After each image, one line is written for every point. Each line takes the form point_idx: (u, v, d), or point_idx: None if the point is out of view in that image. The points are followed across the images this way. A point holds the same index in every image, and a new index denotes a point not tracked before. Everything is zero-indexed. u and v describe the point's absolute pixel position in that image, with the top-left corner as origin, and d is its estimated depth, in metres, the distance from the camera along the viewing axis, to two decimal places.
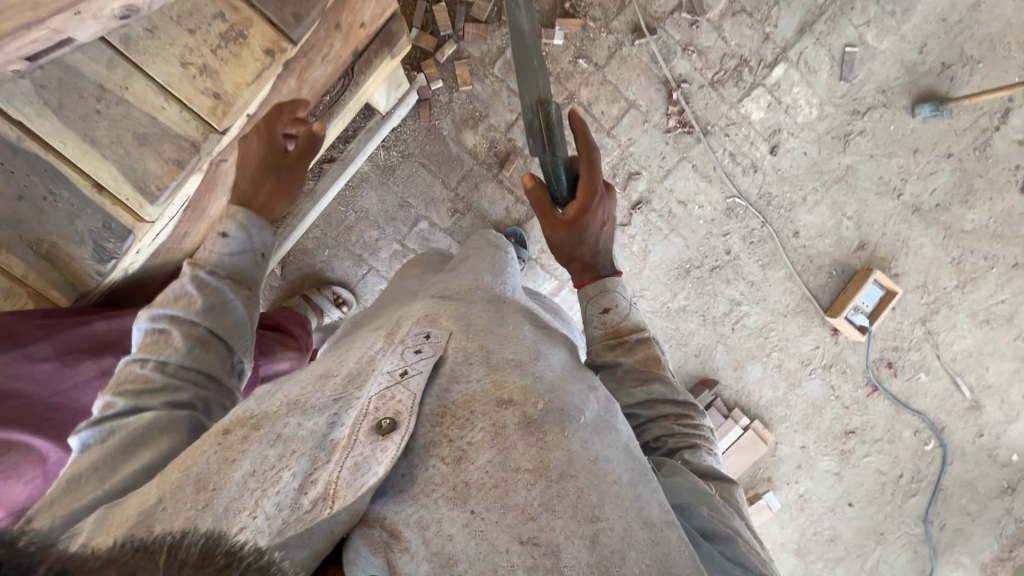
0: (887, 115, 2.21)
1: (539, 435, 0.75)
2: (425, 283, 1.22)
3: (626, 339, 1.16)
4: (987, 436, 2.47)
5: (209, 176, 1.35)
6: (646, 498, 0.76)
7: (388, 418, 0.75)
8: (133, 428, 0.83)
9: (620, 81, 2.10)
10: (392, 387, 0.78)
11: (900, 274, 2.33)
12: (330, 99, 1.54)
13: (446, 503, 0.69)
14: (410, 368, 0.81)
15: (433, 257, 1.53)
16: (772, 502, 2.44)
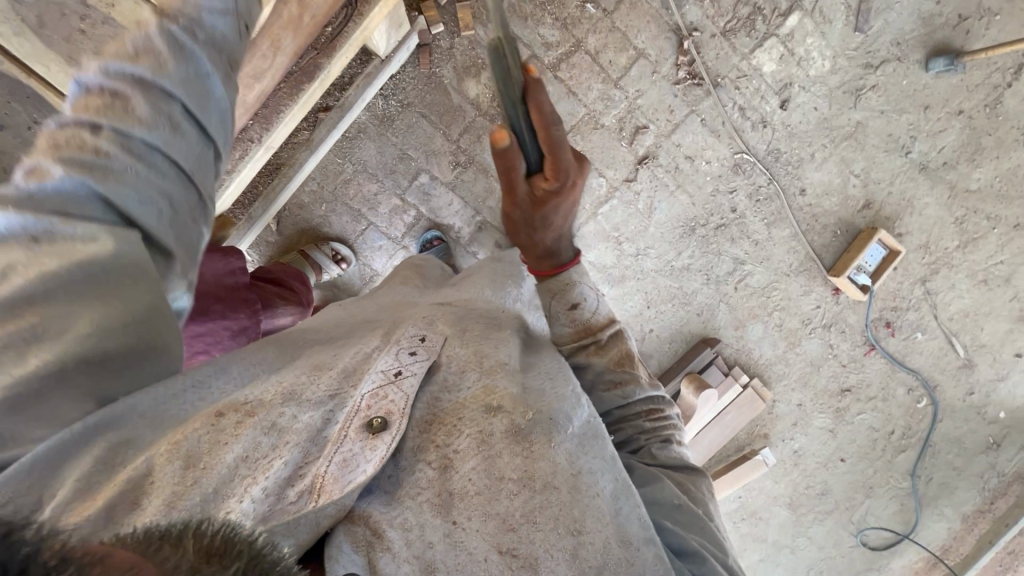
0: (901, 69, 2.15)
1: (526, 446, 0.83)
2: (425, 293, 1.28)
3: (599, 339, 1.20)
4: (976, 394, 2.52)
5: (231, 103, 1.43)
6: (625, 512, 0.86)
7: (378, 418, 0.82)
8: (92, 227, 0.68)
9: (630, 29, 2.01)
10: (385, 386, 0.86)
11: (903, 234, 2.32)
12: (332, 30, 1.26)
13: (434, 510, 0.78)
14: (405, 368, 0.89)
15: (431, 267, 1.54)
16: (768, 458, 2.48)
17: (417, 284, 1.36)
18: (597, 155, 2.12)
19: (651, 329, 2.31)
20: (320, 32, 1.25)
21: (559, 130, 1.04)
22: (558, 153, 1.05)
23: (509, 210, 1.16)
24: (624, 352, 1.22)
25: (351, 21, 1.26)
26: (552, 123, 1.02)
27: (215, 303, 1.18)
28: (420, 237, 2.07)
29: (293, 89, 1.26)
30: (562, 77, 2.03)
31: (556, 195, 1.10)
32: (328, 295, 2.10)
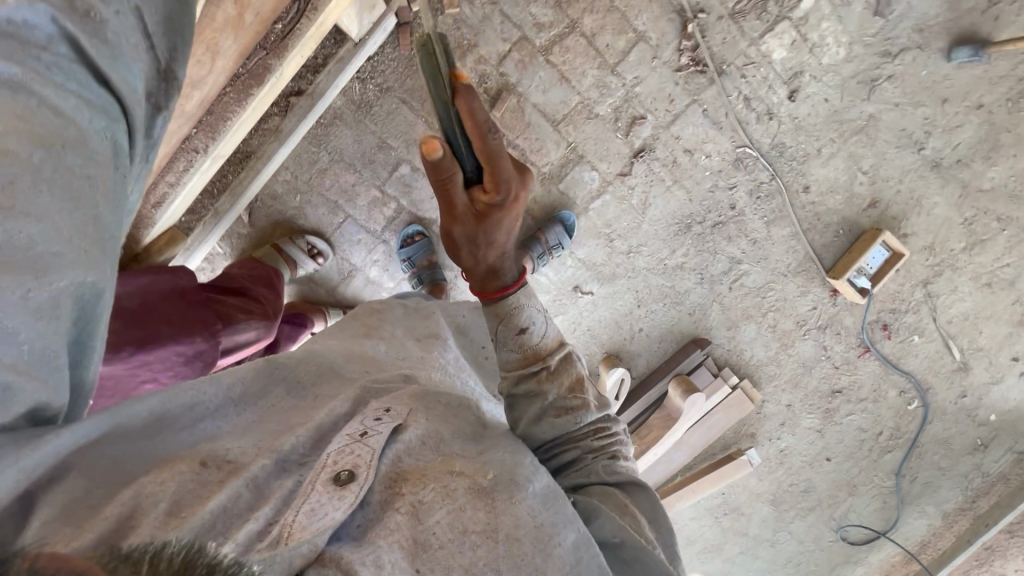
0: (920, 58, 1.98)
1: (488, 501, 0.80)
2: (391, 356, 1.26)
3: (547, 365, 1.12)
4: (969, 396, 2.43)
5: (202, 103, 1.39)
6: (586, 560, 0.81)
7: (346, 470, 0.78)
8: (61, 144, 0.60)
9: (629, 8, 1.84)
10: (351, 444, 0.83)
11: (908, 235, 2.21)
12: (285, 28, 1.30)
13: (399, 552, 0.73)
14: (371, 429, 0.87)
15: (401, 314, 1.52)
16: (754, 457, 2.47)
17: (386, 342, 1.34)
18: (591, 146, 2.00)
19: (641, 329, 2.25)
20: (270, 30, 1.30)
21: (496, 139, 0.95)
22: (496, 162, 0.95)
23: (447, 227, 1.03)
24: (574, 376, 1.16)
25: (304, 18, 1.30)
26: (488, 130, 0.94)
27: (168, 326, 1.13)
28: (401, 231, 1.96)
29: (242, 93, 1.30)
30: (555, 61, 1.88)
31: (499, 209, 0.98)
32: (306, 290, 2.02)
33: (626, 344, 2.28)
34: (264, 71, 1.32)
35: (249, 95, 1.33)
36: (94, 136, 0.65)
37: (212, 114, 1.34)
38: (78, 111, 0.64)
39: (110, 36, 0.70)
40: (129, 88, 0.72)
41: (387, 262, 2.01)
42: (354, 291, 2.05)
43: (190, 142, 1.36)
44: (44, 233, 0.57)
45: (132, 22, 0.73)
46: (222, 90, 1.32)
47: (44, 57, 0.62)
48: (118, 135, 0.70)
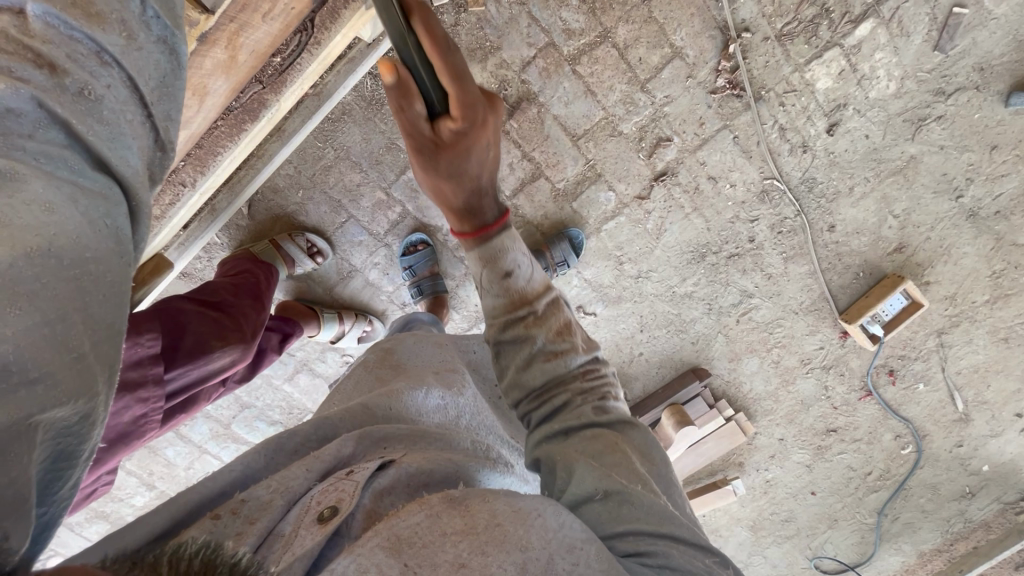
0: (976, 100, 1.80)
1: (464, 506, 0.71)
2: (406, 384, 1.16)
3: (535, 309, 0.99)
4: (965, 446, 2.37)
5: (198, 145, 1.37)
6: (569, 523, 0.72)
7: (329, 506, 0.73)
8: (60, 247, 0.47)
9: (669, 22, 1.71)
10: (336, 482, 0.78)
11: (930, 284, 2.07)
12: (284, 61, 1.32)
13: (383, 553, 0.64)
14: (358, 467, 0.81)
15: (420, 344, 1.36)
16: (738, 488, 2.50)
17: (399, 375, 1.22)
18: (610, 165, 1.91)
19: (641, 352, 2.22)
20: (267, 64, 1.32)
21: (458, 57, 0.84)
22: (461, 81, 0.85)
23: (412, 160, 0.96)
24: (564, 322, 1.02)
25: (306, 52, 1.32)
26: (446, 48, 0.83)
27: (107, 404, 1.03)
28: (405, 238, 1.91)
29: (235, 128, 1.35)
30: (582, 72, 1.77)
31: (466, 136, 0.91)
32: (304, 287, 1.98)
33: (623, 367, 2.26)
34: (258, 106, 1.35)
35: (241, 130, 1.36)
36: (88, 228, 0.50)
37: (202, 147, 1.37)
38: (72, 203, 0.49)
39: (107, 113, 0.56)
40: (129, 170, 0.58)
41: (388, 266, 1.96)
42: (353, 291, 2.00)
43: (178, 176, 1.38)
44: (23, 359, 0.42)
45: (128, 90, 0.59)
46: (213, 123, 1.35)
47: (28, 145, 0.48)
48: (121, 222, 0.55)
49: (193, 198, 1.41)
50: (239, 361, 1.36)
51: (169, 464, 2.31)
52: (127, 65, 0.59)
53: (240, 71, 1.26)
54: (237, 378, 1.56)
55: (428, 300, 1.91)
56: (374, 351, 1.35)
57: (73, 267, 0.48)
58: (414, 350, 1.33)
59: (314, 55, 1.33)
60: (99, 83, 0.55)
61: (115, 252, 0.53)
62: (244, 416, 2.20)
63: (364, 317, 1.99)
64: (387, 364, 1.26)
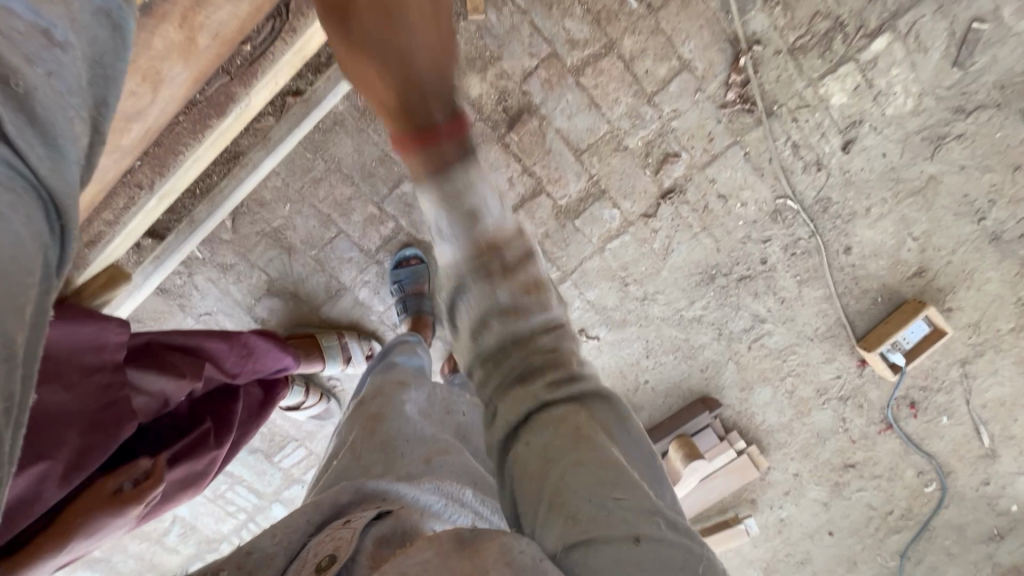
0: (997, 118, 1.72)
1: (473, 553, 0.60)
2: (401, 446, 0.97)
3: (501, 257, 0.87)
4: (992, 485, 2.22)
5: (159, 156, 1.29)
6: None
7: (328, 556, 0.65)
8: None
9: (677, 33, 1.65)
10: (335, 531, 0.71)
11: (952, 310, 1.96)
12: (253, 50, 1.26)
13: None
14: (355, 516, 0.74)
15: (408, 398, 1.11)
16: (751, 526, 2.34)
17: (387, 436, 0.99)
18: (615, 182, 1.82)
19: (646, 380, 2.09)
20: (237, 52, 1.25)
21: None
22: None
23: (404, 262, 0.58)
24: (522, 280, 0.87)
25: (279, 39, 1.26)
26: None
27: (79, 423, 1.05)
28: (397, 253, 1.81)
29: (197, 124, 1.27)
30: (585, 84, 1.70)
31: None
32: (290, 306, 1.87)
33: (628, 396, 2.13)
34: (226, 99, 1.27)
35: (205, 125, 1.28)
36: (25, 247, 0.53)
37: (162, 146, 1.29)
38: (9, 217, 0.52)
39: (39, 112, 0.56)
40: (65, 181, 0.59)
41: (379, 285, 1.86)
42: (342, 311, 1.89)
43: (135, 176, 1.30)
44: None
45: (76, 74, 0.60)
46: (177, 119, 1.27)
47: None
48: (48, 240, 0.57)
49: (151, 202, 1.32)
50: (174, 399, 1.30)
51: None
52: (75, 41, 0.60)
53: (199, 57, 1.16)
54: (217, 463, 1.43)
55: (411, 319, 1.81)
56: (359, 416, 1.08)
57: (4, 291, 0.50)
58: (405, 410, 1.07)
59: (287, 43, 1.26)
60: (39, 76, 0.56)
61: (40, 276, 0.55)
62: None
63: (364, 338, 1.89)
64: (376, 424, 1.02)
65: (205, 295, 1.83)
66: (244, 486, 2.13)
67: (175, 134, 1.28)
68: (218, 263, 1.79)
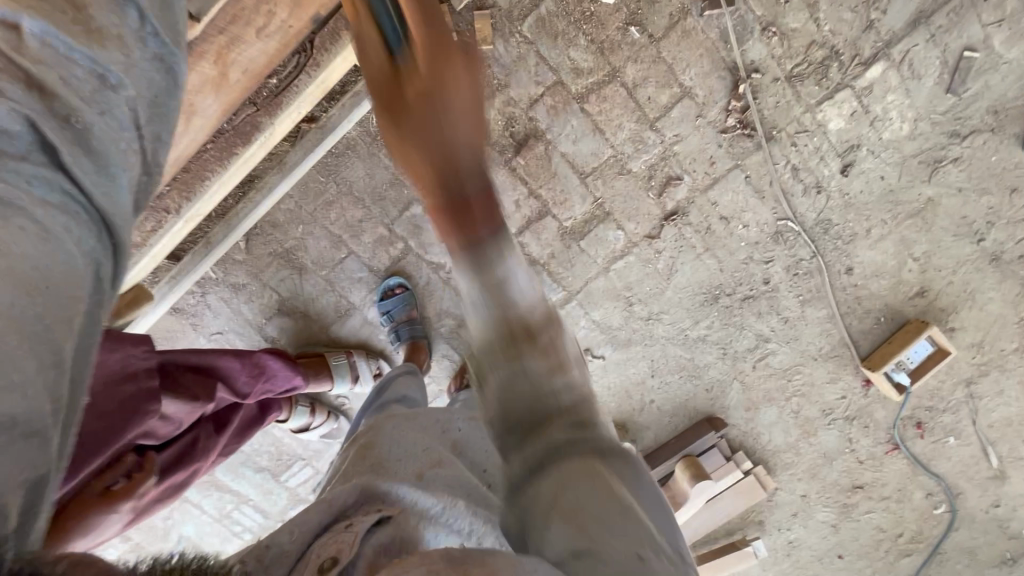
0: (991, 142, 1.76)
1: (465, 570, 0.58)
2: (403, 467, 0.96)
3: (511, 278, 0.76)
4: (1002, 506, 2.20)
5: (185, 178, 1.33)
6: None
7: (329, 558, 0.68)
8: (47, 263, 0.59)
9: (678, 62, 1.71)
10: (337, 534, 0.73)
11: (955, 330, 1.97)
12: (279, 83, 1.31)
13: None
14: (357, 521, 0.77)
15: (406, 425, 1.10)
16: (760, 550, 2.31)
17: (387, 459, 0.98)
18: (619, 204, 1.86)
19: (652, 400, 2.10)
20: (264, 85, 1.31)
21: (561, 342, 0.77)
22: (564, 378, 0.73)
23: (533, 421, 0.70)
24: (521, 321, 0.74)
25: (304, 72, 1.31)
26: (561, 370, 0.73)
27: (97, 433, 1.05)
28: (382, 283, 1.84)
29: (225, 153, 1.32)
30: (590, 110, 1.75)
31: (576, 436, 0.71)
32: (299, 325, 1.90)
33: (634, 415, 2.13)
34: (252, 128, 1.32)
35: (232, 153, 1.33)
36: (76, 255, 0.63)
37: (190, 172, 1.33)
38: (65, 230, 0.62)
39: (95, 141, 0.67)
40: (115, 205, 0.69)
41: None
42: (350, 330, 1.92)
43: (163, 202, 1.34)
44: (29, 412, 0.55)
45: (128, 111, 0.72)
46: (204, 146, 1.32)
47: (25, 169, 0.60)
48: (102, 257, 0.68)
49: (175, 226, 1.36)
50: (189, 421, 1.33)
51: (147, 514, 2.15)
52: (127, 81, 0.72)
53: (230, 89, 1.23)
54: (199, 474, 1.43)
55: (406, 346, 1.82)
56: (354, 446, 1.08)
57: (60, 295, 0.60)
58: (400, 435, 1.07)
59: (312, 76, 1.31)
60: (95, 113, 0.67)
61: (92, 281, 0.66)
62: (228, 462, 2.06)
63: (372, 357, 1.91)
64: (371, 452, 1.01)
65: (217, 314, 1.86)
66: (249, 506, 2.13)
67: (201, 160, 1.33)
68: (230, 283, 1.83)
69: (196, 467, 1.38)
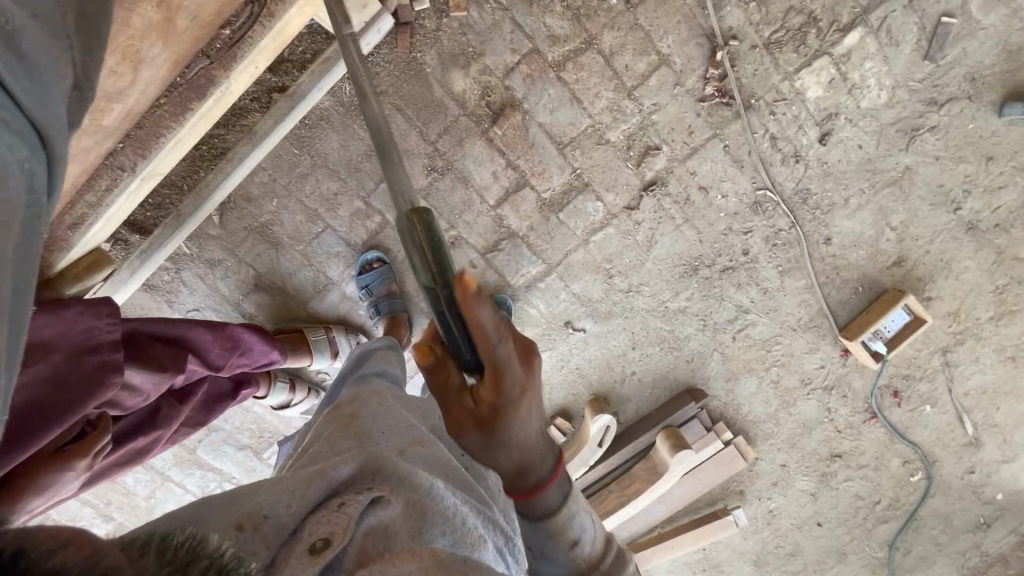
0: (968, 110, 1.76)
1: None
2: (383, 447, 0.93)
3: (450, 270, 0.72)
4: (977, 473, 2.24)
5: (141, 135, 1.29)
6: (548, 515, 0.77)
7: (320, 539, 0.65)
8: None
9: (655, 29, 1.69)
10: (329, 513, 0.70)
11: (931, 299, 1.99)
12: (233, 34, 1.27)
13: None
14: (350, 500, 0.74)
15: (385, 404, 1.08)
16: (740, 518, 2.35)
17: (365, 436, 0.96)
18: (598, 175, 1.85)
19: (633, 372, 2.11)
20: (216, 36, 1.27)
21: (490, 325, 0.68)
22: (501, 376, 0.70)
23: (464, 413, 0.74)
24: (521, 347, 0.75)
25: (258, 24, 1.27)
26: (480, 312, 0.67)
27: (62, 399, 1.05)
28: (361, 256, 1.82)
29: (178, 107, 1.29)
30: (567, 79, 1.73)
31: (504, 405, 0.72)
32: (277, 301, 1.88)
33: (615, 388, 2.14)
34: (206, 83, 1.29)
35: (187, 108, 1.29)
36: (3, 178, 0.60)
37: (143, 128, 1.29)
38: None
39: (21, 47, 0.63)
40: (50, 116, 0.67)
41: None
42: (329, 306, 1.90)
43: (117, 159, 1.30)
44: None
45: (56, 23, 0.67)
46: (157, 101, 1.28)
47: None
48: (35, 167, 0.66)
49: (133, 184, 1.32)
50: (157, 391, 1.31)
51: (128, 493, 2.15)
52: None
53: (178, 37, 1.19)
54: (161, 441, 1.42)
55: (385, 321, 1.81)
56: (332, 417, 1.05)
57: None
58: (380, 414, 1.04)
59: (266, 27, 1.28)
60: (17, 12, 0.62)
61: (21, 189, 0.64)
62: (209, 440, 2.05)
63: (351, 333, 1.90)
64: (352, 425, 0.99)
65: (193, 291, 1.84)
66: (232, 483, 2.13)
67: (155, 114, 1.29)
68: (205, 259, 1.80)
69: (157, 435, 1.37)
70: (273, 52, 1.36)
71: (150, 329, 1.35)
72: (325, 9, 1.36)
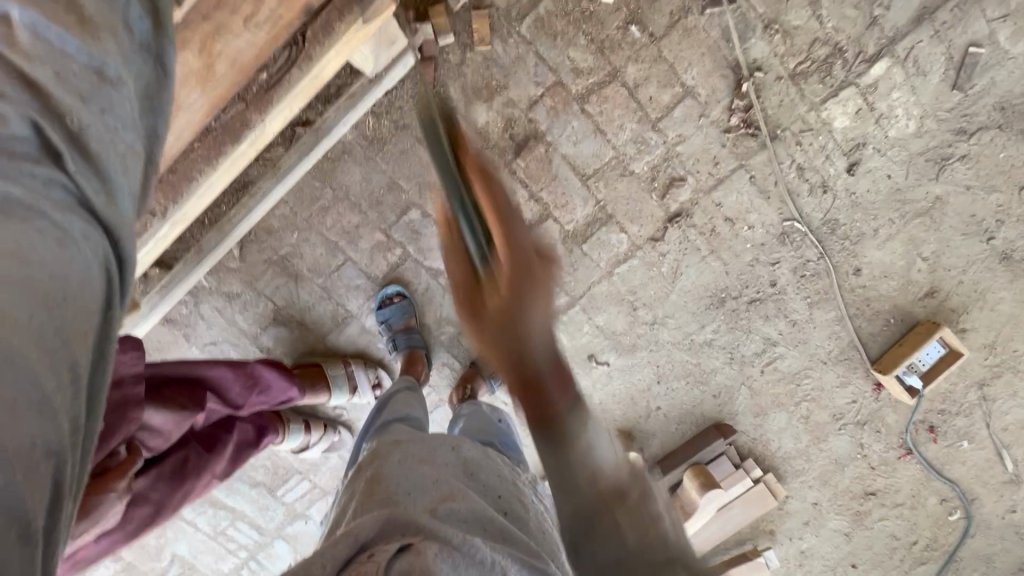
0: (999, 139, 1.73)
1: None
2: (417, 503, 0.88)
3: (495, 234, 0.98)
4: (1019, 512, 2.14)
5: (171, 178, 1.30)
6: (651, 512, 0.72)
7: None
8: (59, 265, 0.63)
9: (679, 61, 1.68)
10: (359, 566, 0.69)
11: (966, 331, 1.92)
12: (269, 79, 1.26)
13: None
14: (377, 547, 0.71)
15: (411, 453, 1.02)
16: (771, 560, 2.24)
17: (396, 495, 0.90)
18: (622, 206, 1.82)
19: (658, 407, 2.05)
20: (252, 82, 1.26)
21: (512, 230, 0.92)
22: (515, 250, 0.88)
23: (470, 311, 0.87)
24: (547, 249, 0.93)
25: (294, 68, 1.25)
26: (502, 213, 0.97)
27: None
28: (380, 290, 1.79)
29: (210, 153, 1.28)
30: (591, 111, 1.72)
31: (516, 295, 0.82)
32: (295, 335, 1.85)
33: (640, 422, 2.08)
34: (240, 127, 1.28)
35: (220, 153, 1.29)
36: (81, 273, 0.64)
37: (175, 173, 1.31)
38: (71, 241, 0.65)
39: (91, 146, 0.70)
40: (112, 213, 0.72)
41: None
42: (347, 339, 1.86)
43: (148, 206, 1.31)
44: (37, 381, 0.56)
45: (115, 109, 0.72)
46: (190, 146, 1.29)
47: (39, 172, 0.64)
48: (106, 260, 0.70)
49: (163, 229, 1.32)
50: (178, 431, 1.27)
51: None
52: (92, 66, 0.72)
53: (216, 83, 1.22)
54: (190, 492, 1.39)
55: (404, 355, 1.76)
56: (360, 476, 1.00)
57: (75, 302, 0.63)
58: (409, 468, 0.98)
59: (303, 71, 1.25)
60: (93, 117, 0.70)
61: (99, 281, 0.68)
62: None
63: (370, 367, 1.86)
64: (380, 486, 0.93)
65: (211, 325, 1.81)
66: (245, 522, 2.06)
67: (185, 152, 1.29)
68: (224, 292, 1.78)
69: (187, 485, 1.35)
70: (307, 97, 1.33)
71: (168, 370, 1.32)
72: (360, 50, 1.34)
